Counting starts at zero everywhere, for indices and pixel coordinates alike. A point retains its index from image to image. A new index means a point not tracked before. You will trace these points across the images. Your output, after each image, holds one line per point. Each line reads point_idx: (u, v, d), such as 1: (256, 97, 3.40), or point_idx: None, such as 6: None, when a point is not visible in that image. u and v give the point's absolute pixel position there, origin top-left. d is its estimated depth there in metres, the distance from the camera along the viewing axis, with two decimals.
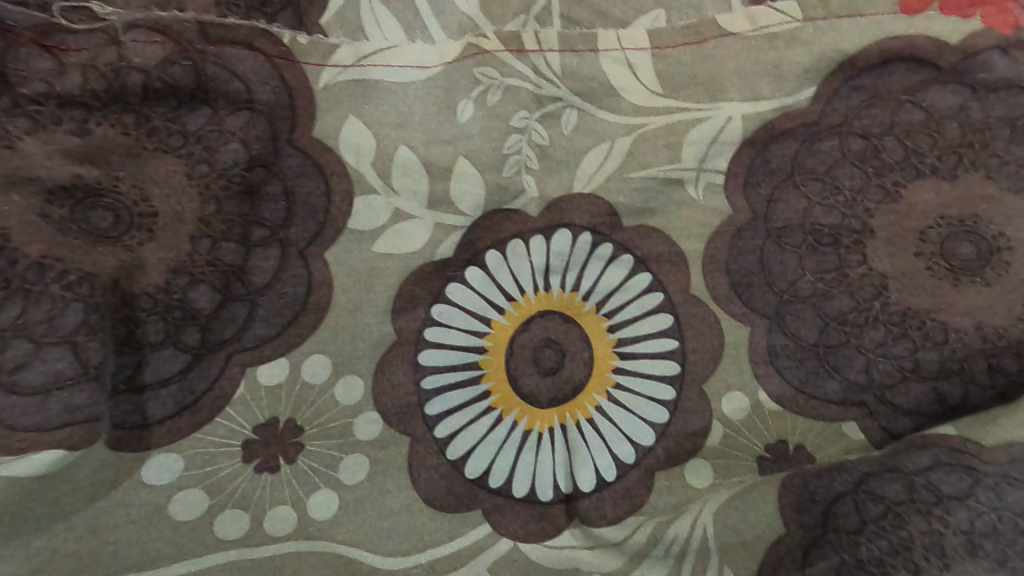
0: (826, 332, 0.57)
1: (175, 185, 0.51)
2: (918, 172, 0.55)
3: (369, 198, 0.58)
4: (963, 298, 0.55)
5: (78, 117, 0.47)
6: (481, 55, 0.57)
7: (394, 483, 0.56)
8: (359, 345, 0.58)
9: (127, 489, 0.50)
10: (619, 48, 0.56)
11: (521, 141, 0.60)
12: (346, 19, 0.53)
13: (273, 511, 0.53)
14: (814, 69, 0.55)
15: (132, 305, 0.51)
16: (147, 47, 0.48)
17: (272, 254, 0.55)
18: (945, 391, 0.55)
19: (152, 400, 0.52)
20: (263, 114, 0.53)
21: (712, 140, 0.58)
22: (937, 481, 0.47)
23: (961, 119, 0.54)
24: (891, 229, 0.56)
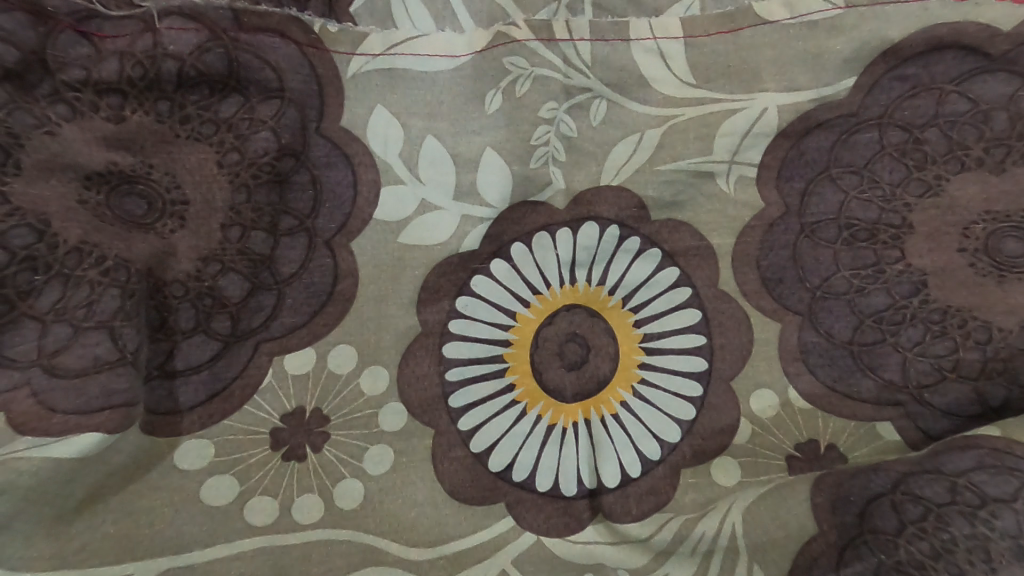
0: (861, 330, 0.56)
1: (206, 174, 0.52)
2: (961, 165, 0.53)
3: (396, 189, 0.57)
4: (1006, 296, 0.53)
5: (114, 104, 0.47)
6: (511, 44, 0.56)
7: (419, 474, 0.56)
8: (385, 336, 0.58)
9: (157, 474, 0.50)
10: (651, 37, 0.55)
11: (549, 133, 0.59)
12: (377, 7, 0.53)
13: (300, 499, 0.53)
14: (855, 58, 0.54)
15: (165, 292, 0.51)
16: (182, 34, 0.48)
17: (300, 243, 0.55)
18: (986, 392, 0.53)
19: (183, 386, 0.52)
20: (294, 103, 0.53)
21: (745, 132, 0.57)
22: (980, 483, 0.45)
23: (1009, 110, 0.52)
24: (932, 224, 0.54)
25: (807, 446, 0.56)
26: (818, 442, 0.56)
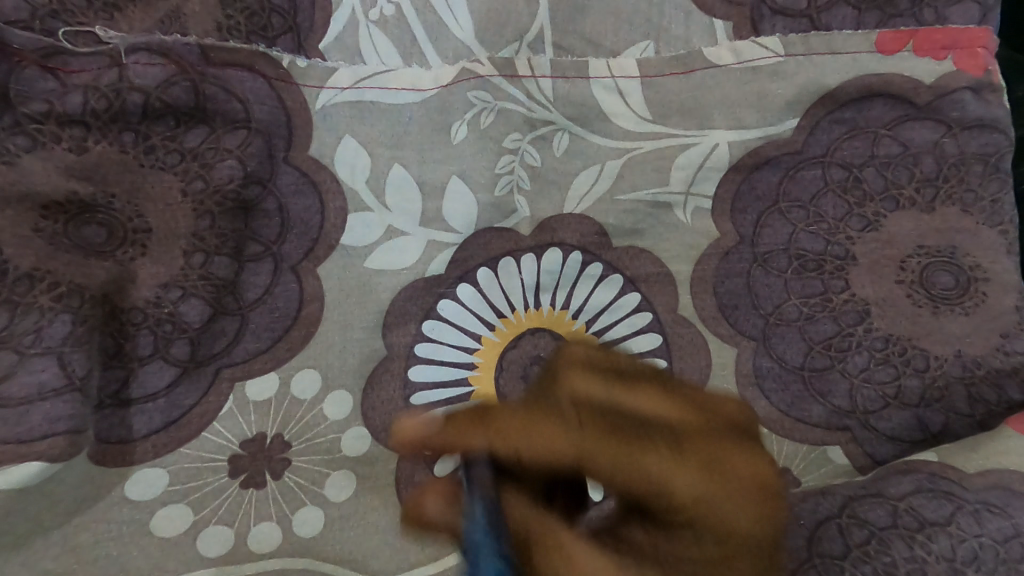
0: (811, 355, 0.58)
1: (169, 202, 0.52)
2: (897, 203, 0.57)
3: (363, 215, 0.58)
4: (942, 327, 0.56)
5: (77, 136, 0.48)
6: (475, 79, 0.58)
7: (382, 501, 0.54)
8: (349, 360, 0.57)
9: (109, 505, 0.49)
10: (609, 77, 0.58)
11: (513, 162, 0.61)
12: (345, 45, 0.55)
13: (259, 527, 0.52)
14: (798, 101, 0.57)
15: (122, 319, 0.51)
16: (149, 69, 0.49)
17: (265, 269, 0.56)
18: (927, 418, 0.55)
19: (137, 416, 0.51)
20: (260, 132, 0.54)
21: (699, 165, 0.60)
22: (918, 506, 0.47)
23: (937, 154, 0.56)
24: (872, 257, 0.58)
25: None
26: (776, 466, 0.56)
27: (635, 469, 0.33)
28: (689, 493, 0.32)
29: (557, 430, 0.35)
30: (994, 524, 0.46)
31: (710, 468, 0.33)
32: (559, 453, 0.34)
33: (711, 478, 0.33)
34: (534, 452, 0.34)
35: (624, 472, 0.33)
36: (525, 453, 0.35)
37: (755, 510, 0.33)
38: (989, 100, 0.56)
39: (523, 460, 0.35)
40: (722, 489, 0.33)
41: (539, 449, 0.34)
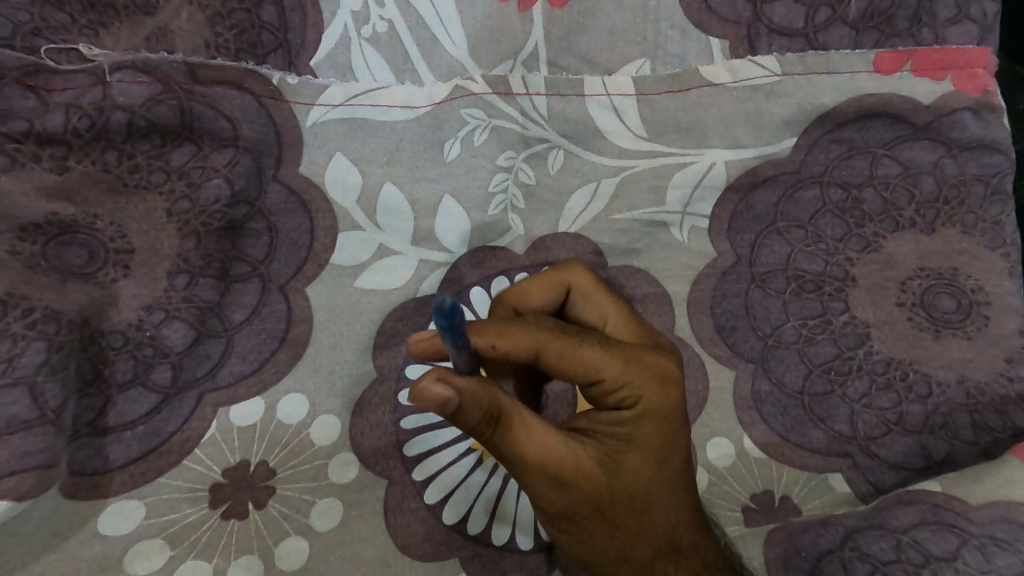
0: (811, 379, 0.56)
1: (154, 223, 0.51)
2: (896, 224, 0.56)
3: (353, 234, 0.57)
4: (944, 351, 0.54)
5: (59, 155, 0.47)
6: (469, 97, 0.58)
7: (369, 529, 0.53)
8: (336, 383, 0.56)
9: (82, 540, 0.47)
10: (605, 95, 0.58)
11: (507, 180, 0.60)
12: (336, 61, 0.55)
13: (239, 561, 0.50)
14: (795, 120, 0.57)
15: (102, 343, 0.50)
16: (134, 87, 0.48)
17: (252, 289, 0.54)
18: (931, 445, 0.53)
19: (114, 443, 0.49)
20: (248, 151, 0.53)
21: (696, 184, 0.59)
22: (922, 540, 0.46)
23: (937, 174, 0.56)
24: (872, 278, 0.57)
25: (763, 497, 0.55)
26: (774, 493, 0.54)
27: (579, 359, 0.44)
28: (615, 377, 0.44)
29: (526, 332, 0.43)
30: (1003, 560, 0.43)
31: (634, 367, 0.44)
32: (525, 348, 0.43)
33: (633, 372, 0.44)
34: (507, 348, 0.43)
35: (570, 361, 0.44)
36: (501, 347, 0.43)
37: (661, 396, 0.45)
38: (990, 120, 0.55)
39: (498, 352, 0.43)
40: (640, 379, 0.44)
41: (512, 344, 0.43)
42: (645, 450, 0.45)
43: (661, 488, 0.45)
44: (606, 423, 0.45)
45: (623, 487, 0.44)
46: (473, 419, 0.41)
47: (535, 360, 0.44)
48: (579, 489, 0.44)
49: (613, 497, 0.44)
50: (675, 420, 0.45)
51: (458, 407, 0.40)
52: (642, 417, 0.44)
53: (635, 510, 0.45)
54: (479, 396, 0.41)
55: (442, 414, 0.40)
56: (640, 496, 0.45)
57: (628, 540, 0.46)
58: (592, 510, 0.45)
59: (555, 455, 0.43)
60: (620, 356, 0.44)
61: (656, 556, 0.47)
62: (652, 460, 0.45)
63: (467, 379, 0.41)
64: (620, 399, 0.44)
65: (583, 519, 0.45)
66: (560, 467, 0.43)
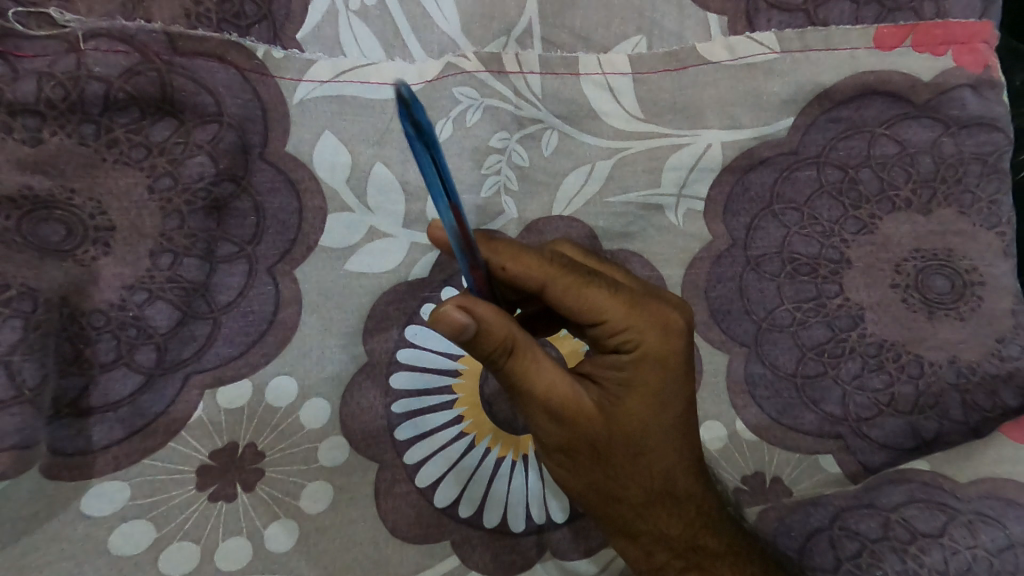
0: (803, 362, 0.56)
1: (135, 199, 0.50)
2: (893, 205, 0.56)
3: (342, 215, 0.55)
4: (937, 332, 0.54)
5: (31, 126, 0.46)
6: (461, 75, 0.56)
7: (360, 512, 0.52)
8: (326, 367, 0.55)
9: (65, 521, 0.46)
10: (600, 73, 0.56)
11: (500, 162, 0.58)
12: (324, 35, 0.53)
13: (226, 543, 0.49)
14: (793, 99, 0.56)
15: (82, 322, 0.48)
16: (110, 56, 0.47)
17: (239, 270, 0.53)
18: (920, 425, 0.53)
19: (97, 425, 0.48)
20: (233, 127, 0.51)
21: (692, 166, 0.58)
22: (911, 517, 0.46)
23: (934, 153, 0.55)
24: (867, 261, 0.56)
25: (755, 479, 0.54)
26: (766, 475, 0.54)
27: (585, 296, 0.44)
28: (619, 319, 0.44)
29: (535, 261, 0.44)
30: (988, 535, 0.44)
31: (640, 310, 0.44)
32: (533, 276, 0.44)
33: (638, 316, 0.44)
34: (515, 270, 0.44)
35: (576, 298, 0.44)
36: (510, 269, 0.44)
37: (665, 345, 0.44)
38: (989, 98, 0.54)
39: (506, 274, 0.45)
40: (644, 323, 0.44)
41: (521, 268, 0.44)
42: (645, 397, 0.44)
43: (660, 434, 0.45)
44: (608, 367, 0.45)
45: (621, 431, 0.45)
46: (486, 349, 0.42)
47: (541, 290, 0.45)
48: (578, 428, 0.45)
49: (611, 440, 0.45)
50: (679, 369, 0.45)
51: (474, 335, 0.41)
52: (644, 363, 0.44)
53: (632, 456, 0.45)
54: (495, 329, 0.41)
55: (455, 340, 0.41)
56: (638, 441, 0.45)
57: (625, 486, 0.46)
58: (590, 450, 0.45)
59: (557, 391, 0.44)
60: (626, 299, 0.44)
61: (650, 501, 0.47)
62: (653, 407, 0.45)
63: (487, 309, 0.41)
64: (623, 343, 0.44)
65: (581, 459, 0.46)
66: (561, 403, 0.44)
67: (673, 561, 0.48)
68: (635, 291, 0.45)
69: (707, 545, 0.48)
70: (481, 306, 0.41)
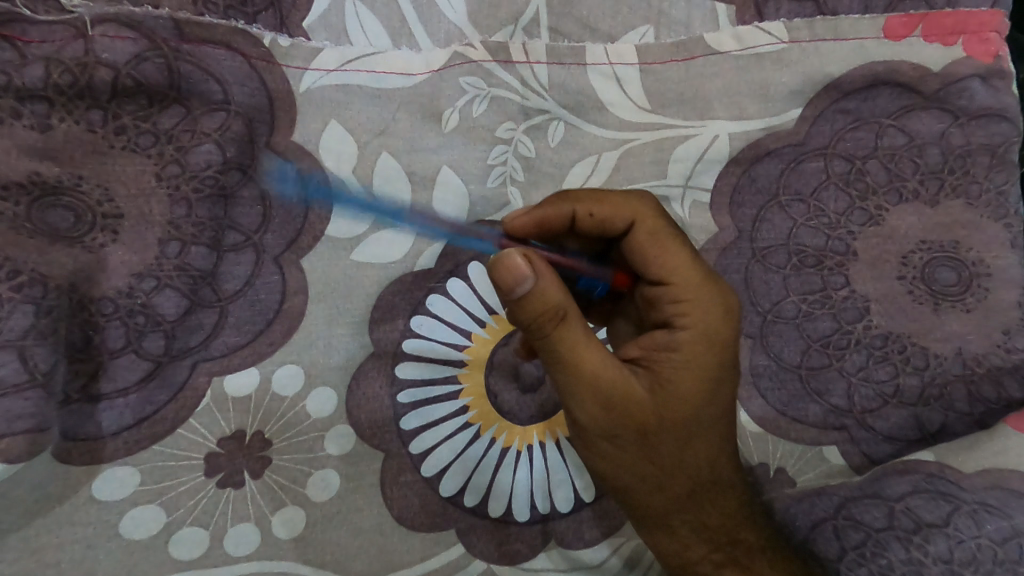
0: (808, 354, 0.55)
1: (143, 187, 0.50)
2: (900, 197, 0.56)
3: (348, 205, 0.55)
4: (943, 324, 0.54)
5: (40, 112, 0.46)
6: (467, 64, 0.56)
7: (366, 499, 0.52)
8: (332, 356, 0.55)
9: (75, 507, 0.47)
10: (607, 63, 0.56)
11: (506, 153, 0.58)
12: (330, 23, 0.53)
13: (235, 529, 0.50)
14: (801, 90, 0.55)
15: (91, 309, 0.49)
16: (117, 42, 0.47)
17: (246, 259, 0.53)
18: (925, 417, 0.53)
19: (106, 411, 0.49)
20: (240, 115, 0.51)
21: (698, 157, 0.58)
22: (916, 507, 0.46)
23: (942, 144, 0.55)
24: (873, 252, 0.56)
25: (759, 470, 0.53)
26: (769, 465, 0.53)
27: (662, 250, 0.47)
28: (679, 293, 0.45)
29: (623, 202, 0.48)
30: (994, 525, 0.44)
31: (699, 288, 0.45)
32: (622, 219, 0.48)
33: (697, 296, 0.45)
34: (605, 215, 0.48)
35: (658, 251, 0.47)
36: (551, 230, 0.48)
37: (721, 325, 0.45)
38: (999, 88, 0.54)
39: (595, 220, 0.48)
40: (704, 300, 0.45)
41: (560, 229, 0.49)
42: (699, 380, 0.44)
43: (706, 421, 0.45)
44: (660, 348, 0.45)
45: (671, 415, 0.44)
46: (536, 314, 0.41)
47: (628, 235, 0.48)
48: (627, 410, 0.43)
49: (660, 425, 0.44)
50: (729, 354, 0.45)
51: (530, 291, 0.40)
52: (699, 344, 0.45)
53: (680, 441, 0.45)
54: (551, 290, 0.41)
55: (508, 292, 0.40)
56: (687, 426, 0.44)
57: (669, 475, 0.45)
58: (636, 436, 0.44)
59: (605, 368, 0.43)
60: (685, 277, 0.46)
61: (692, 492, 0.46)
62: (704, 391, 0.44)
63: (546, 267, 0.42)
64: (682, 320, 0.45)
65: (625, 446, 0.44)
66: (610, 381, 0.43)
67: (712, 555, 0.48)
68: (693, 270, 0.46)
69: (746, 539, 0.48)
70: (541, 263, 0.42)
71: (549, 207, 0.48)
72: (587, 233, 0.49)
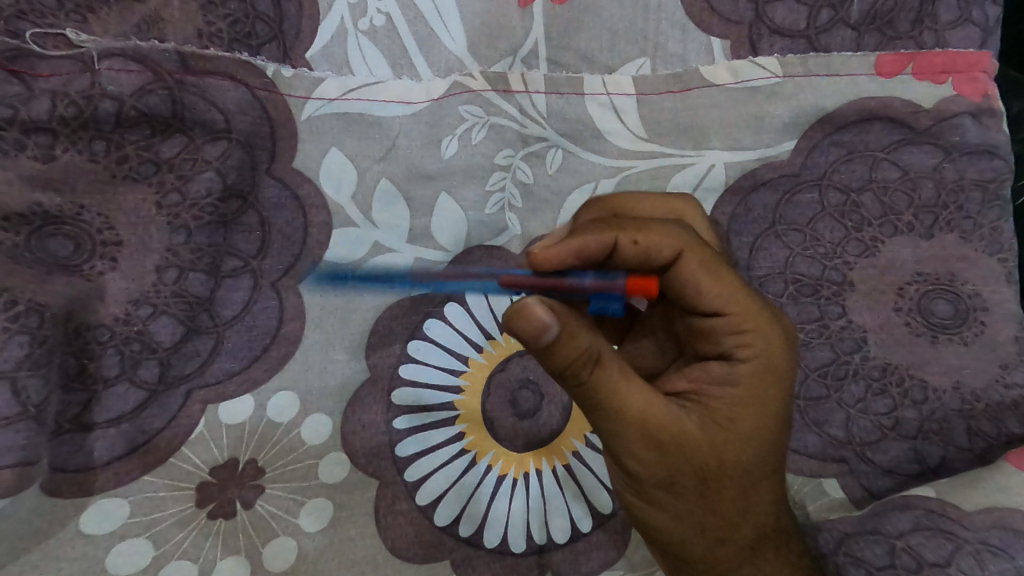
0: (808, 384, 0.55)
1: (143, 215, 0.50)
2: (895, 229, 0.56)
3: (347, 231, 0.56)
4: (940, 357, 0.54)
5: (44, 144, 0.46)
6: (467, 94, 0.57)
7: (359, 530, 0.52)
8: (328, 382, 0.54)
9: (63, 540, 0.46)
10: (604, 93, 0.57)
11: (505, 179, 0.59)
12: (333, 54, 0.54)
13: (225, 562, 0.49)
14: (794, 123, 0.56)
15: (87, 337, 0.49)
16: (124, 75, 0.48)
17: (244, 285, 0.53)
18: (925, 451, 0.52)
19: (99, 440, 0.48)
20: (241, 144, 0.52)
21: (695, 186, 0.58)
22: (918, 546, 0.45)
23: (936, 178, 0.55)
24: (870, 283, 0.56)
25: None
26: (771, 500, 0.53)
27: (715, 279, 0.45)
28: (738, 324, 0.45)
29: (665, 231, 0.46)
30: (995, 566, 0.43)
31: (759, 315, 0.45)
32: (667, 247, 0.45)
33: (757, 325, 0.45)
34: (649, 242, 0.45)
35: (711, 282, 0.45)
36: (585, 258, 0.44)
37: (782, 357, 0.45)
38: (990, 126, 0.55)
39: (640, 247, 0.45)
40: (764, 330, 0.45)
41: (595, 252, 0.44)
42: (760, 416, 0.44)
43: (770, 462, 0.44)
44: (716, 383, 0.45)
45: (735, 458, 0.43)
46: (569, 360, 0.40)
47: (677, 262, 0.45)
48: (686, 453, 0.42)
49: (723, 471, 0.43)
50: (788, 384, 0.45)
51: (555, 338, 0.39)
52: (760, 376, 0.44)
53: (745, 487, 0.43)
54: (578, 335, 0.40)
55: (534, 340, 0.39)
56: (752, 470, 0.43)
57: (728, 521, 0.44)
58: (696, 482, 0.43)
59: (656, 407, 0.42)
60: (742, 306, 0.45)
61: (759, 542, 0.45)
62: (768, 426, 0.44)
63: (566, 313, 0.41)
64: (742, 353, 0.45)
65: (683, 491, 0.43)
66: (662, 422, 0.42)
67: None
68: (750, 302, 0.45)
69: None
70: (561, 308, 0.41)
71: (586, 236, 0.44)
72: (625, 263, 0.46)
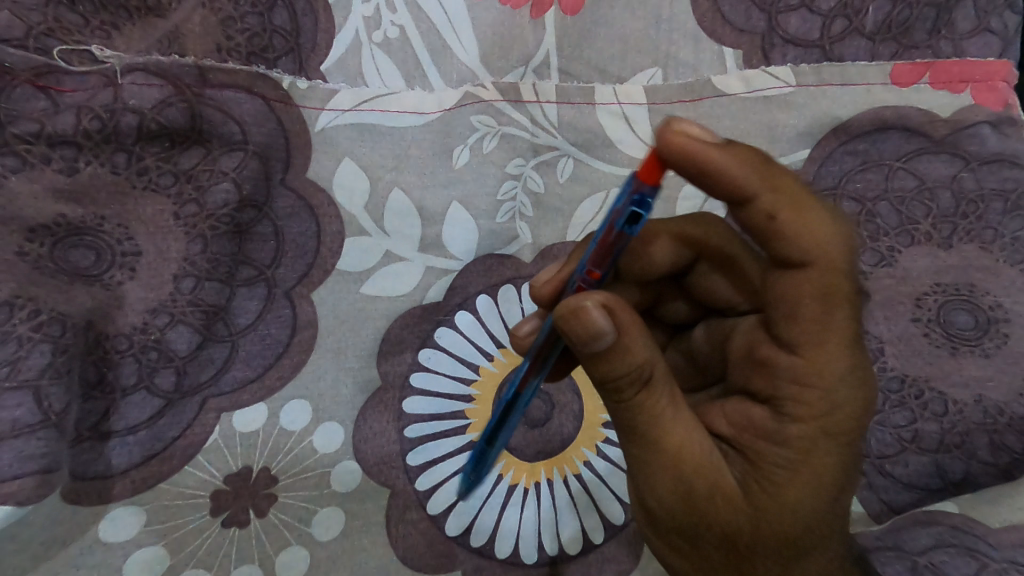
0: None
1: (162, 225, 0.51)
2: (913, 239, 0.55)
3: (359, 240, 0.56)
4: (962, 369, 0.53)
5: (68, 157, 0.48)
6: (479, 104, 0.57)
7: (371, 540, 0.51)
8: (340, 390, 0.55)
9: (81, 548, 0.46)
10: (615, 103, 0.58)
11: (515, 188, 0.59)
12: (347, 65, 0.55)
13: (238, 571, 0.49)
14: (808, 131, 0.56)
15: (106, 346, 0.49)
16: (145, 89, 0.49)
17: (258, 294, 0.54)
18: (946, 465, 0.51)
19: (117, 447, 0.49)
20: (257, 155, 0.53)
21: (706, 196, 0.58)
22: (941, 563, 0.45)
23: (954, 188, 0.55)
24: (888, 293, 0.55)
25: None
26: None
27: (808, 313, 0.37)
28: (806, 373, 0.37)
29: (824, 226, 0.36)
30: None
31: (832, 371, 0.37)
32: (807, 245, 0.36)
33: (830, 383, 0.37)
34: (789, 226, 0.36)
35: (809, 311, 0.37)
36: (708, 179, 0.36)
37: (853, 418, 0.38)
38: (1009, 135, 0.55)
39: (776, 225, 0.36)
40: (834, 387, 0.37)
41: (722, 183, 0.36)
42: (810, 487, 0.38)
43: (819, 530, 0.39)
44: (764, 437, 0.39)
45: (772, 529, 0.38)
46: (620, 372, 0.37)
47: (804, 268, 0.37)
48: (715, 510, 0.39)
49: (757, 539, 0.39)
50: (850, 451, 0.38)
51: (608, 347, 0.37)
52: (816, 441, 0.37)
53: (783, 558, 0.39)
54: (635, 347, 0.37)
55: (582, 346, 0.37)
56: (793, 542, 0.39)
57: None
58: (723, 543, 0.39)
59: (695, 446, 0.39)
60: (822, 359, 0.37)
61: None
62: (819, 498, 0.38)
63: (628, 320, 0.37)
64: (796, 411, 0.38)
65: (707, 548, 0.40)
66: (699, 464, 0.39)
67: None
68: (834, 351, 0.37)
69: None
70: (624, 314, 0.37)
71: (730, 158, 0.35)
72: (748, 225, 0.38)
